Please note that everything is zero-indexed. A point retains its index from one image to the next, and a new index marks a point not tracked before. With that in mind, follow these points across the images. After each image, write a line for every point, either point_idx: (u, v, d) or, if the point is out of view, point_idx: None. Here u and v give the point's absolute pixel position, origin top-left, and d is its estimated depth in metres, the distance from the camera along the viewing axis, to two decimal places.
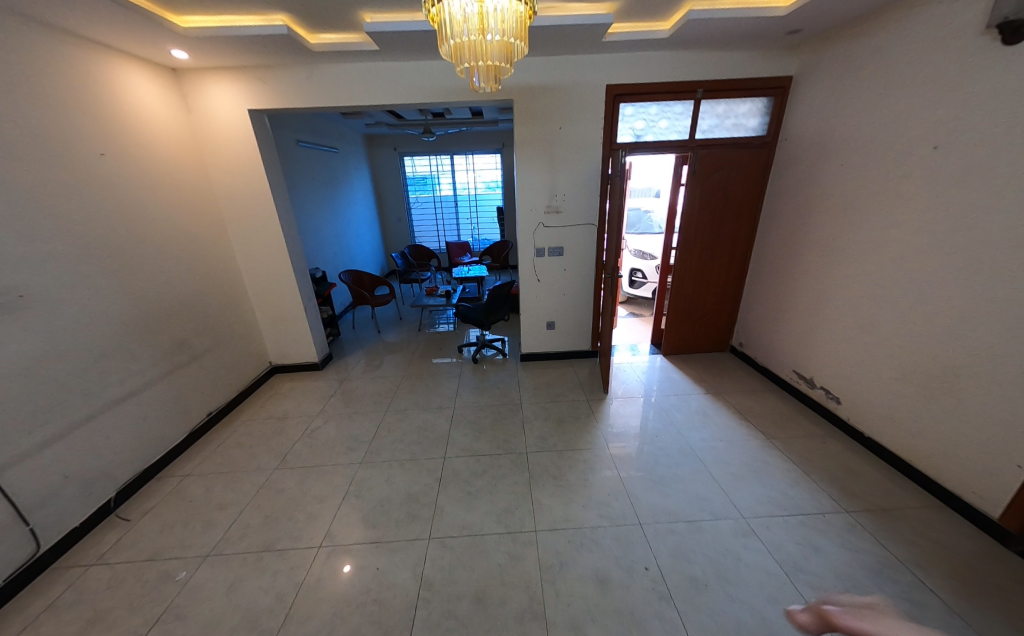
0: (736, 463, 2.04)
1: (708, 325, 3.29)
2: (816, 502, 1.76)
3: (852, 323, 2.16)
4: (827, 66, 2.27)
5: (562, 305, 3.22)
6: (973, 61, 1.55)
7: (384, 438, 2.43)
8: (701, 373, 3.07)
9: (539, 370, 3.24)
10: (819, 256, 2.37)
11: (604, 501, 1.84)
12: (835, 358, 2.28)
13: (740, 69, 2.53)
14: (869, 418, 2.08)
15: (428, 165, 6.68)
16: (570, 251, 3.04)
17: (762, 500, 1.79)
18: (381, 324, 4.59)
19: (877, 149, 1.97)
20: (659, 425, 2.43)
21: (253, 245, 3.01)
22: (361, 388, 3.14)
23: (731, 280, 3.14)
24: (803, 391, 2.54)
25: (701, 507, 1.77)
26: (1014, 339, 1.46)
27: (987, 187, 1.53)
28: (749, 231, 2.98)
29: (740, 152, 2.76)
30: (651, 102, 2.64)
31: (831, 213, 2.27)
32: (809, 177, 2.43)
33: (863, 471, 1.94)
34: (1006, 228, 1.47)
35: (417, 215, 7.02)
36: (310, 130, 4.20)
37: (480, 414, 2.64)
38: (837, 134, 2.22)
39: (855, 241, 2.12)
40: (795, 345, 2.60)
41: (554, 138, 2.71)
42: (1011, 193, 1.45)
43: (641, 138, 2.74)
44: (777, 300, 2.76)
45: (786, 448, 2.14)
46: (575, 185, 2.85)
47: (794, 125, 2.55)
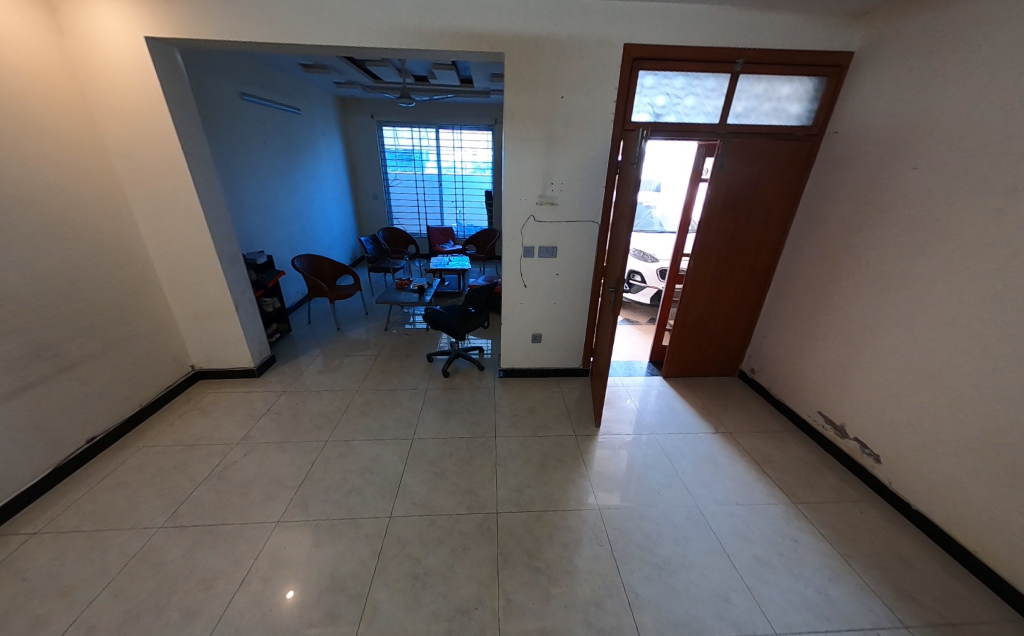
0: (759, 541, 1.62)
1: (716, 347, 2.86)
2: (866, 610, 1.35)
3: (906, 370, 1.74)
4: (902, 40, 1.76)
5: (551, 316, 2.72)
6: None
7: (316, 482, 1.92)
8: (706, 402, 2.64)
9: (519, 391, 2.75)
10: (866, 281, 1.93)
11: (592, 599, 1.39)
12: (878, 408, 1.87)
13: (792, 37, 2.00)
14: (919, 488, 1.68)
15: (410, 137, 5.94)
16: (565, 251, 2.52)
17: (796, 604, 1.37)
18: (341, 320, 3.99)
19: (966, 151, 1.50)
20: (660, 475, 1.99)
21: (164, 221, 2.35)
22: (303, 404, 2.58)
23: (748, 296, 2.70)
24: (829, 439, 2.15)
25: (719, 613, 1.35)
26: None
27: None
28: (776, 241, 2.52)
29: (779, 144, 2.25)
30: (678, 72, 2.09)
31: (889, 229, 1.81)
32: (863, 181, 1.96)
33: (915, 559, 1.55)
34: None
35: (395, 194, 6.31)
36: (256, 81, 3.45)
37: (443, 452, 2.14)
38: (904, 129, 1.75)
39: (922, 269, 1.67)
40: (824, 383, 2.19)
41: (555, 111, 2.15)
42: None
43: (660, 118, 2.20)
44: (805, 328, 2.33)
45: (815, 517, 1.74)
46: (576, 172, 2.31)
47: (848, 113, 2.05)
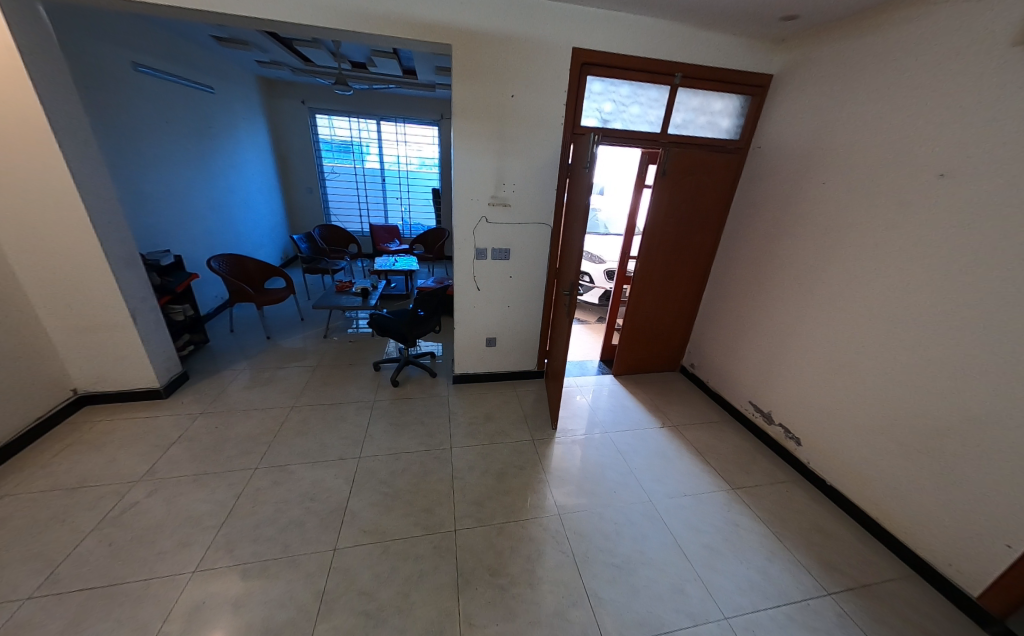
0: (707, 530, 1.72)
1: (661, 344, 3.03)
2: (798, 583, 1.50)
3: (821, 363, 1.97)
4: (814, 69, 1.99)
5: (505, 319, 2.67)
6: (997, 74, 1.31)
7: (245, 518, 1.66)
8: (655, 398, 2.79)
9: (474, 397, 2.66)
10: (787, 283, 2.16)
11: (558, 611, 1.36)
12: (799, 395, 2.10)
13: (722, 57, 2.16)
14: (832, 466, 1.92)
15: (348, 128, 5.52)
16: (518, 254, 2.48)
17: (742, 587, 1.48)
18: (272, 328, 3.57)
19: (867, 171, 1.73)
20: (616, 473, 2.04)
21: (26, 213, 1.87)
22: (225, 427, 2.24)
23: (688, 295, 2.88)
24: (759, 426, 2.37)
25: (677, 606, 1.40)
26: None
27: (1014, 223, 1.28)
28: (711, 245, 2.72)
29: (713, 155, 2.42)
30: (624, 80, 2.15)
31: (806, 237, 2.04)
32: (783, 193, 2.18)
33: (832, 530, 1.76)
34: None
35: (333, 188, 5.82)
36: (155, 51, 2.93)
37: (395, 470, 1.98)
38: (817, 149, 1.97)
39: (832, 272, 1.90)
40: (754, 375, 2.42)
41: (506, 110, 2.09)
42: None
43: (607, 124, 2.24)
44: (736, 325, 2.56)
45: (752, 500, 1.90)
46: (529, 173, 2.27)
47: (769, 131, 2.27)
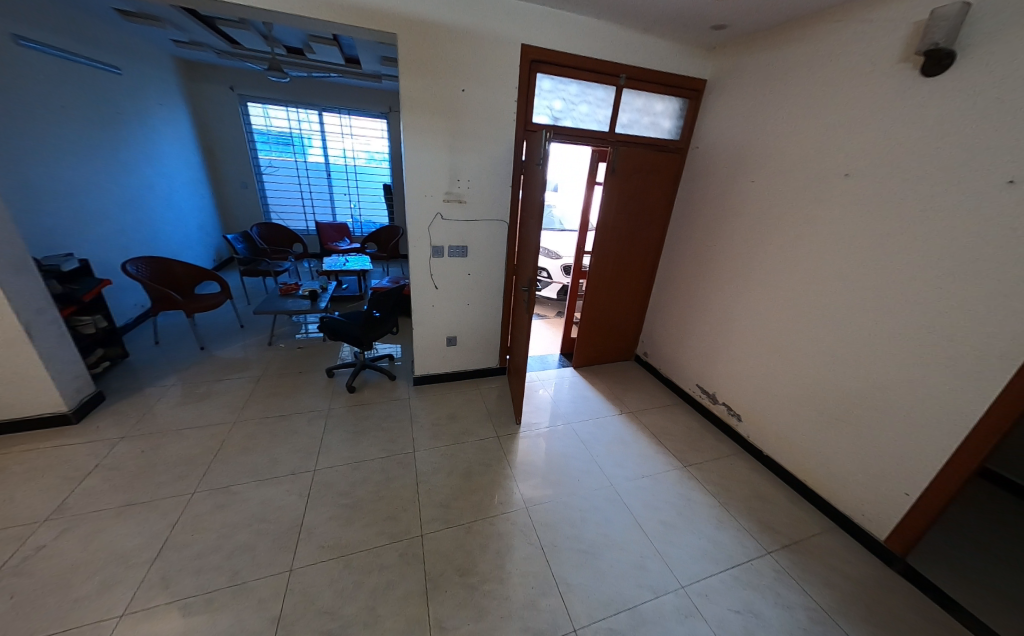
0: (664, 507, 1.84)
1: (617, 335, 3.17)
2: (742, 546, 1.66)
3: (755, 345, 2.17)
4: (742, 76, 2.17)
5: (466, 317, 2.64)
6: (886, 88, 1.52)
7: (183, 549, 1.49)
8: (613, 387, 2.92)
9: (437, 398, 2.60)
10: (725, 274, 2.35)
11: (529, 603, 1.39)
12: (738, 376, 2.30)
13: (662, 61, 2.28)
14: (767, 437, 2.13)
15: (286, 119, 5.09)
16: (475, 251, 2.46)
17: (696, 556, 1.61)
18: (206, 337, 3.22)
19: (788, 171, 1.92)
20: (579, 462, 2.11)
21: None
22: (153, 450, 1.98)
23: (639, 288, 3.04)
24: (705, 406, 2.57)
25: (639, 582, 1.49)
26: (919, 372, 1.47)
27: (900, 217, 1.50)
28: (658, 239, 2.89)
29: (657, 154, 2.56)
30: (573, 79, 2.20)
31: (739, 231, 2.23)
32: (719, 191, 2.36)
33: (768, 494, 1.96)
34: (916, 265, 1.46)
35: (271, 183, 5.37)
36: (45, 22, 2.50)
37: (355, 480, 1.89)
38: (746, 151, 2.16)
39: (761, 262, 2.10)
40: (699, 360, 2.61)
41: (457, 104, 2.05)
42: (927, 227, 1.42)
43: (558, 122, 2.28)
44: (682, 314, 2.75)
45: (702, 475, 2.06)
46: (483, 169, 2.25)
47: (705, 132, 2.45)
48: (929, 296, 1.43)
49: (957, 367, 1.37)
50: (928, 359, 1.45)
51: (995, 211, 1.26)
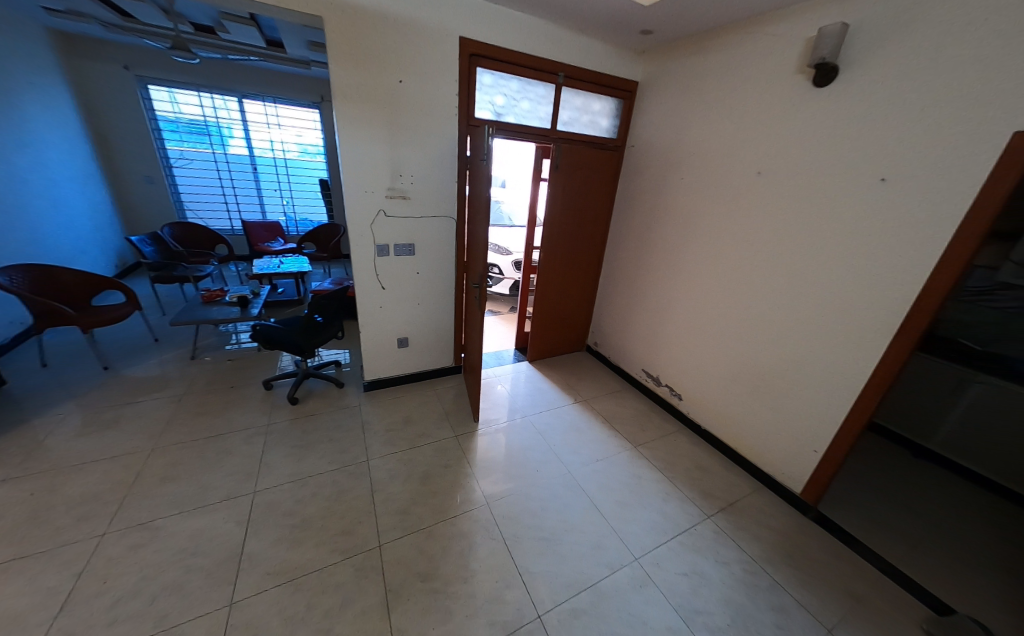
0: (617, 487, 1.95)
1: (569, 327, 3.28)
2: (686, 513, 1.82)
3: (690, 329, 2.37)
4: (669, 80, 2.33)
5: (416, 317, 2.56)
6: (787, 96, 1.72)
7: (92, 602, 1.29)
8: (567, 377, 3.02)
9: (390, 402, 2.50)
10: (662, 264, 2.53)
11: (494, 597, 1.40)
12: (677, 359, 2.50)
13: (597, 62, 2.37)
14: (704, 413, 2.34)
15: (198, 105, 4.55)
16: (423, 248, 2.39)
17: (647, 528, 1.73)
18: (110, 356, 2.77)
19: (711, 170, 2.11)
20: (538, 453, 2.16)
21: None
22: (43, 492, 1.67)
23: (587, 280, 3.16)
24: (651, 389, 2.76)
25: (597, 560, 1.57)
26: (820, 345, 1.70)
27: (800, 211, 1.72)
28: (603, 233, 3.02)
29: (597, 152, 2.67)
30: (513, 75, 2.21)
31: (672, 225, 2.41)
32: (653, 187, 2.53)
33: (707, 464, 2.16)
34: (814, 252, 1.68)
35: (185, 178, 4.77)
36: None
37: (302, 497, 1.76)
38: (675, 150, 2.33)
39: (692, 253, 2.29)
40: (644, 346, 2.79)
41: (394, 96, 1.96)
42: (821, 219, 1.65)
43: (501, 118, 2.28)
44: (626, 304, 2.91)
45: (650, 453, 2.22)
46: (426, 163, 2.18)
47: (639, 132, 2.60)
48: (825, 279, 1.66)
49: (847, 338, 1.61)
50: (827, 334, 1.68)
51: (870, 205, 1.49)
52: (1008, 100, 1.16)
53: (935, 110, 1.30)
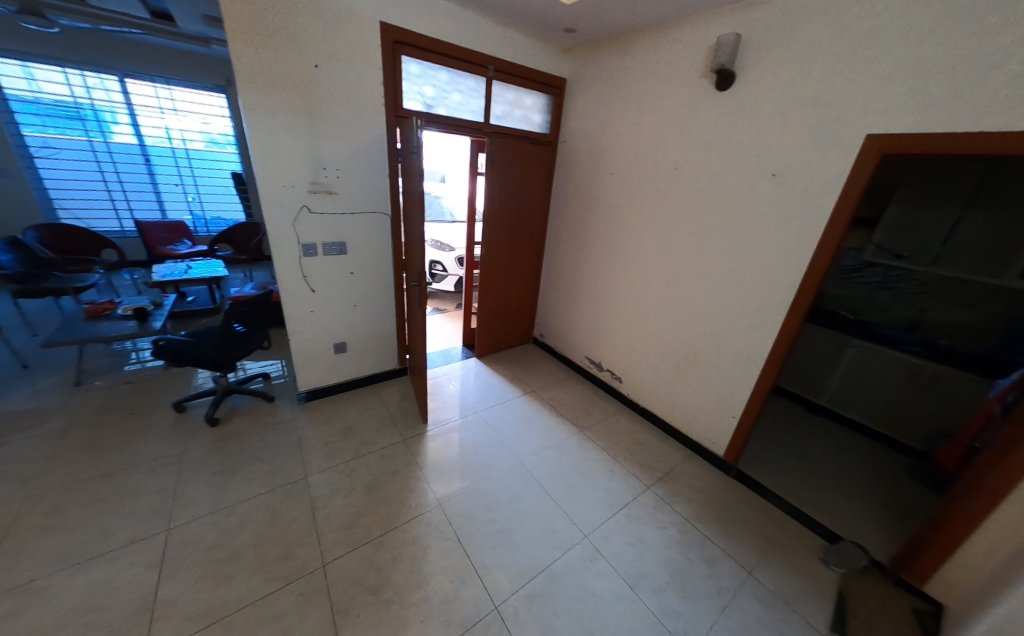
0: (566, 471, 2.03)
1: (515, 320, 3.32)
2: (629, 487, 1.95)
3: (625, 315, 2.52)
4: (594, 78, 2.42)
5: (353, 320, 2.41)
6: (696, 97, 1.88)
7: None
8: (515, 370, 3.06)
9: (329, 413, 2.34)
10: (598, 255, 2.65)
11: (449, 597, 1.38)
12: (616, 344, 2.65)
13: (525, 57, 2.40)
14: (641, 392, 2.52)
15: (65, 84, 3.83)
16: (356, 247, 2.25)
17: (594, 506, 1.82)
18: None
19: (636, 165, 2.25)
20: (489, 448, 2.17)
21: None
22: None
23: (530, 274, 3.22)
24: (594, 374, 2.90)
25: (550, 544, 1.62)
26: (733, 323, 1.91)
27: (711, 203, 1.90)
28: (542, 227, 3.09)
29: (531, 147, 2.71)
30: (441, 66, 2.14)
31: (605, 217, 2.53)
32: (586, 182, 2.63)
33: (645, 439, 2.33)
34: (724, 240, 1.88)
35: (52, 171, 3.98)
36: None
37: (228, 528, 1.58)
38: (603, 145, 2.44)
39: (624, 244, 2.43)
40: (586, 334, 2.92)
41: (310, 81, 1.81)
42: (728, 210, 1.84)
43: (432, 110, 2.20)
44: (568, 295, 3.02)
45: (595, 435, 2.33)
46: (352, 156, 2.05)
47: (570, 128, 2.68)
48: (733, 263, 1.86)
49: (752, 315, 1.83)
50: (737, 312, 1.89)
51: (764, 197, 1.69)
52: (861, 107, 1.38)
53: (808, 113, 1.51)
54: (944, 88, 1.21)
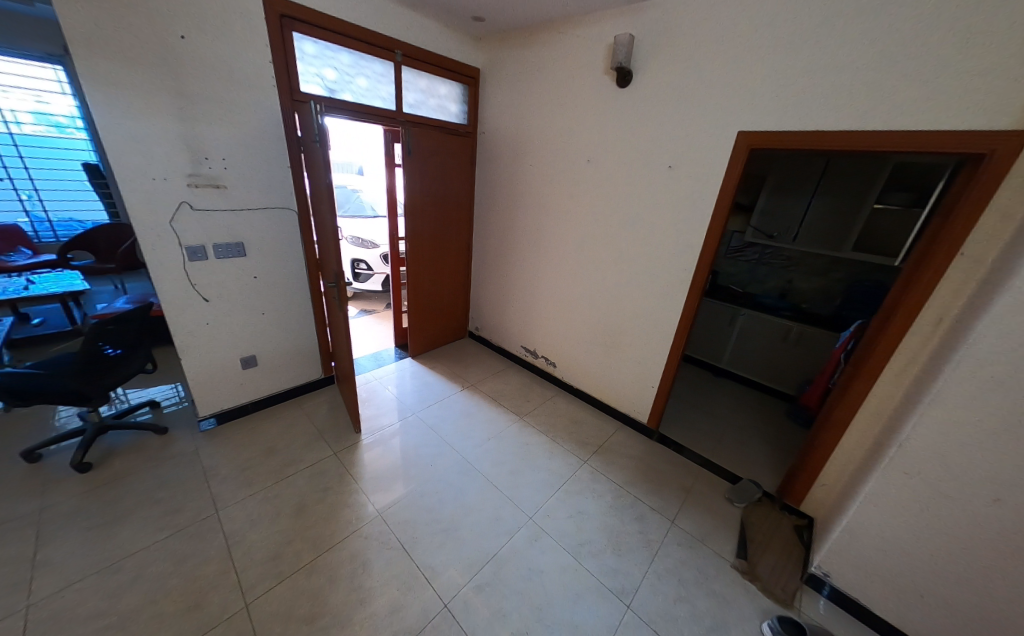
0: (508, 458, 2.08)
1: (449, 316, 3.27)
2: (568, 464, 2.06)
3: (554, 302, 2.63)
4: (507, 70, 2.44)
5: (263, 329, 2.16)
6: (601, 93, 2.00)
7: None
8: (453, 366, 3.02)
9: (242, 436, 2.07)
10: (525, 246, 2.71)
11: (395, 606, 1.33)
12: (548, 331, 2.75)
13: (435, 43, 2.32)
14: (574, 374, 2.66)
15: None
16: (257, 247, 2.00)
17: (537, 488, 1.89)
18: None
19: (553, 156, 2.32)
20: (429, 448, 2.12)
21: None
22: None
23: (460, 268, 3.18)
24: (530, 362, 2.98)
25: (496, 532, 1.64)
26: (646, 302, 2.10)
27: (621, 193, 2.05)
28: (469, 220, 3.06)
29: (450, 138, 2.65)
30: (342, 47, 1.97)
31: (529, 208, 2.59)
32: (508, 173, 2.66)
33: (581, 417, 2.47)
34: (635, 227, 2.04)
35: None
36: None
37: (113, 588, 1.32)
38: (522, 138, 2.48)
39: (549, 234, 2.51)
40: (520, 324, 2.98)
41: (176, 55, 1.54)
42: (637, 199, 2.00)
43: (336, 95, 2.02)
44: (500, 287, 3.05)
45: (534, 420, 2.41)
46: (242, 144, 1.80)
47: (488, 119, 2.68)
48: (643, 248, 2.04)
49: (661, 294, 2.03)
50: (649, 292, 2.08)
51: (664, 187, 1.88)
52: (733, 107, 1.59)
53: (694, 112, 1.70)
54: (791, 94, 1.45)
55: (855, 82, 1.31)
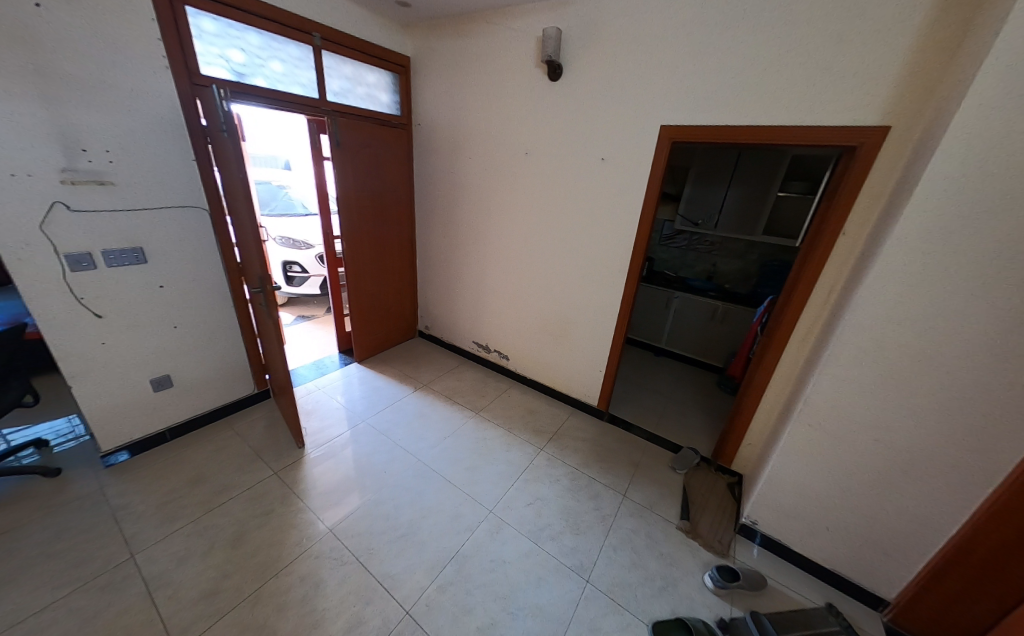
0: (465, 455, 2.06)
1: (396, 316, 3.15)
2: (525, 454, 2.10)
3: (503, 296, 2.64)
4: (438, 59, 2.37)
5: (177, 345, 1.92)
6: (534, 86, 2.02)
7: None
8: (404, 367, 2.93)
9: (161, 467, 1.84)
10: (470, 241, 2.68)
11: (354, 622, 1.27)
12: (498, 324, 2.76)
13: (358, 28, 2.18)
14: (526, 365, 2.71)
15: None
16: (161, 252, 1.76)
17: (495, 481, 1.91)
18: None
19: (492, 149, 2.31)
20: (381, 454, 2.03)
21: None
22: None
23: (405, 265, 3.07)
24: (483, 357, 2.98)
25: (457, 529, 1.63)
26: (589, 290, 2.19)
27: (559, 185, 2.10)
28: (410, 215, 2.95)
29: (384, 129, 2.52)
30: (249, 26, 1.78)
31: (472, 202, 2.56)
32: (448, 166, 2.60)
33: (535, 407, 2.53)
34: (574, 218, 2.11)
35: None
36: None
37: None
38: (459, 130, 2.43)
39: (493, 227, 2.51)
40: (470, 320, 2.96)
41: (30, 25, 1.28)
42: (574, 192, 2.06)
43: (246, 79, 1.82)
44: (448, 283, 2.99)
45: (489, 414, 2.42)
46: (131, 133, 1.56)
47: (422, 110, 2.59)
48: (583, 238, 2.11)
49: (602, 282, 2.13)
50: (591, 281, 2.16)
51: (599, 179, 1.95)
52: (655, 103, 1.69)
53: (620, 107, 1.78)
54: (703, 91, 1.57)
55: (754, 82, 1.46)
